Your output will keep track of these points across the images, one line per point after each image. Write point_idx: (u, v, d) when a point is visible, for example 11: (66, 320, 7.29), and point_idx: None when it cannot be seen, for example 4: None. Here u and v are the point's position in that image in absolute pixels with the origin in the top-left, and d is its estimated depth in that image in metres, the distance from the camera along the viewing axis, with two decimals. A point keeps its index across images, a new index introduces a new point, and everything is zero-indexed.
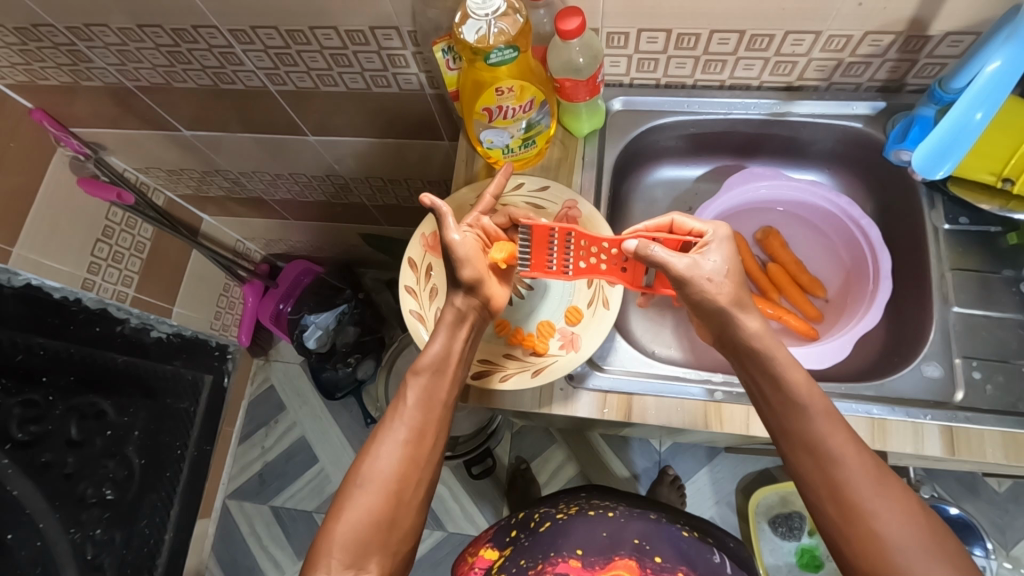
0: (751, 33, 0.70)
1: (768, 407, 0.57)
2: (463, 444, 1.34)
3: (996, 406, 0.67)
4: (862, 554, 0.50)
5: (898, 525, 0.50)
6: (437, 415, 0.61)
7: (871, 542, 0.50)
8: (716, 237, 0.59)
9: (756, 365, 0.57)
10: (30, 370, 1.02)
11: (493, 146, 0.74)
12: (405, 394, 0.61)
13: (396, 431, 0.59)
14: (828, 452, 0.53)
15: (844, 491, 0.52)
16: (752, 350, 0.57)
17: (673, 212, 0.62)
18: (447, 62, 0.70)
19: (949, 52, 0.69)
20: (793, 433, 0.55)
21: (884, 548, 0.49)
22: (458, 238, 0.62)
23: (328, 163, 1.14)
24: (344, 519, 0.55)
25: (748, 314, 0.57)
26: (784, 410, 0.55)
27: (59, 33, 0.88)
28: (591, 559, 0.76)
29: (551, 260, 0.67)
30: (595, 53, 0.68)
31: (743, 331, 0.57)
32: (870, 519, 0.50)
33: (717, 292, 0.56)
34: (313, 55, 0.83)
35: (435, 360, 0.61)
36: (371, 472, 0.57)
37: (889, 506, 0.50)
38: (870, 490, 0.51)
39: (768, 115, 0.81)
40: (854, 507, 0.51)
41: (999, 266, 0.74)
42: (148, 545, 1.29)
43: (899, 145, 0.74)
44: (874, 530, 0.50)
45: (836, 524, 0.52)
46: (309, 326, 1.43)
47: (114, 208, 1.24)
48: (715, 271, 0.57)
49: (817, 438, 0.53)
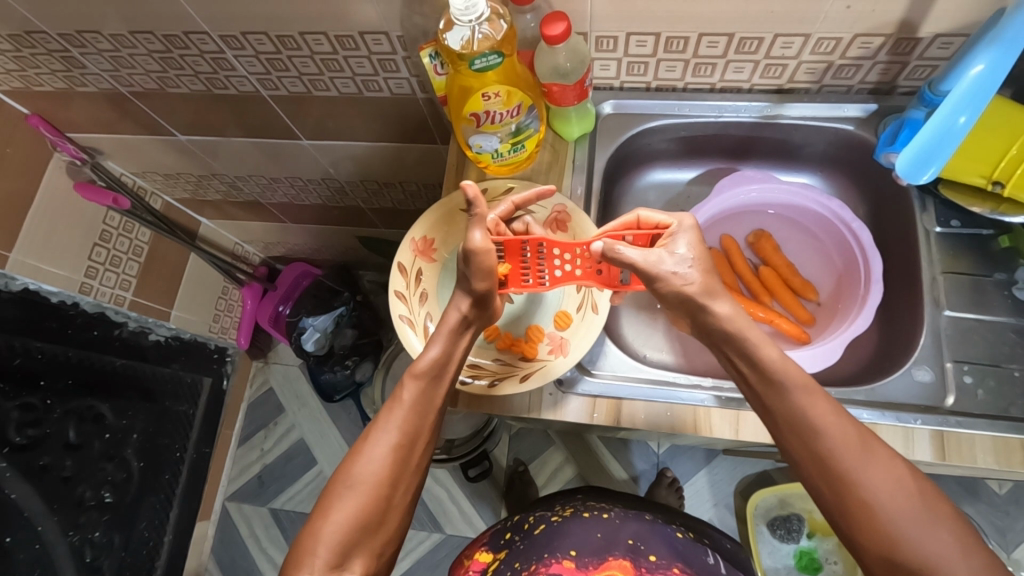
0: (740, 36, 0.69)
1: (749, 384, 0.57)
2: (459, 446, 1.34)
3: (988, 410, 0.67)
4: (859, 526, 0.50)
5: (888, 490, 0.49)
6: (431, 419, 0.61)
7: (862, 511, 0.50)
8: (679, 229, 0.59)
9: (733, 347, 0.57)
10: (28, 374, 1.03)
11: (482, 151, 0.74)
12: (401, 393, 0.60)
13: (390, 432, 0.58)
14: (808, 427, 0.52)
15: (830, 463, 0.51)
16: (728, 334, 0.56)
17: (637, 209, 0.62)
18: (434, 67, 0.69)
19: (939, 54, 0.69)
20: (775, 410, 0.55)
21: (875, 514, 0.49)
22: (479, 239, 0.61)
23: (323, 167, 1.14)
24: (332, 519, 0.55)
25: (717, 300, 0.56)
26: (766, 386, 0.55)
27: (53, 40, 0.89)
28: (585, 560, 0.75)
29: (526, 273, 0.68)
30: (581, 58, 0.69)
31: (714, 318, 0.56)
32: (858, 489, 0.50)
33: (683, 283, 0.56)
34: (304, 61, 0.84)
35: (434, 366, 0.61)
36: (362, 473, 0.57)
37: (877, 472, 0.50)
38: (856, 461, 0.50)
39: (759, 118, 0.80)
40: (842, 478, 0.51)
41: (990, 269, 0.74)
42: (147, 548, 1.29)
43: (888, 148, 0.74)
44: (864, 501, 0.50)
45: (831, 499, 0.52)
46: (307, 328, 1.44)
47: (111, 212, 1.24)
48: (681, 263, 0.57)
49: (797, 413, 0.53)
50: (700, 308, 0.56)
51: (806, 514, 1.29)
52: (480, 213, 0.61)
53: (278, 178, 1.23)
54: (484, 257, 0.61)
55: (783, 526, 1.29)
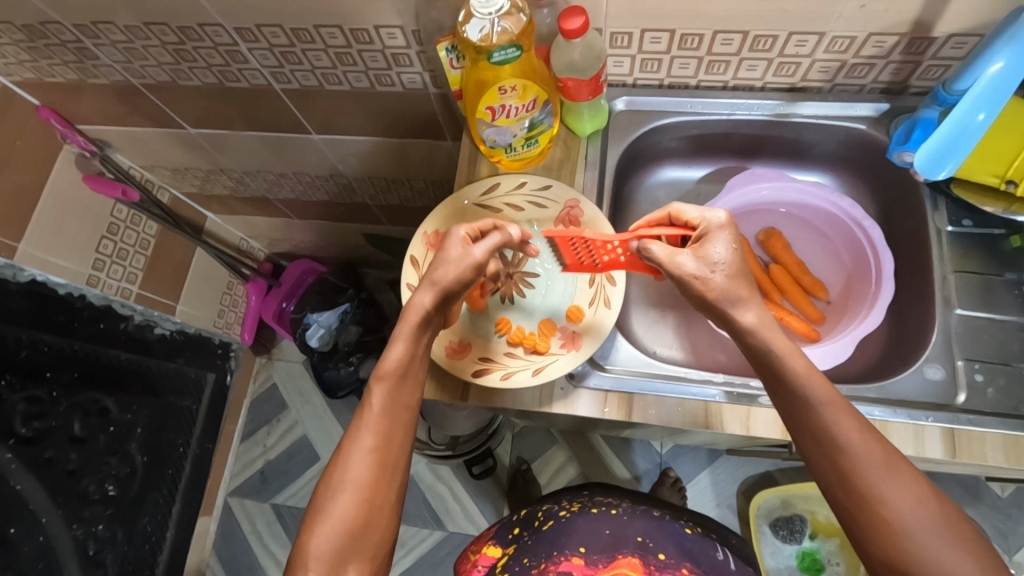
0: (755, 34, 0.70)
1: (773, 392, 0.56)
2: (463, 444, 1.37)
3: (997, 409, 0.67)
4: (875, 539, 0.51)
5: (909, 508, 0.50)
6: (402, 417, 0.60)
7: (883, 525, 0.50)
8: (711, 227, 0.58)
9: (759, 355, 0.56)
10: (34, 366, 1.03)
11: (496, 146, 0.74)
12: (370, 399, 0.60)
13: (363, 438, 0.58)
14: (834, 441, 0.52)
15: (852, 478, 0.51)
16: (751, 342, 0.56)
17: (667, 207, 0.61)
18: (450, 61, 0.69)
19: (952, 54, 0.69)
20: (801, 422, 0.54)
21: (892, 529, 0.50)
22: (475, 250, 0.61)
23: (331, 162, 1.14)
24: (317, 531, 0.55)
25: (742, 307, 0.56)
26: (790, 397, 0.55)
27: (66, 31, 0.89)
28: (594, 557, 0.77)
29: (581, 258, 0.72)
30: (597, 53, 0.69)
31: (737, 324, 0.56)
32: (878, 504, 0.50)
33: (708, 282, 0.56)
34: (318, 54, 0.84)
35: (399, 366, 0.60)
36: (341, 481, 0.57)
37: (899, 491, 0.50)
38: (880, 477, 0.51)
39: (771, 116, 0.80)
40: (862, 492, 0.51)
41: (1001, 269, 0.74)
42: (149, 542, 1.29)
43: (902, 147, 0.73)
44: (883, 516, 0.50)
45: (848, 510, 0.52)
46: (312, 324, 1.44)
47: (119, 205, 1.24)
48: (710, 267, 0.56)
49: (824, 427, 0.53)
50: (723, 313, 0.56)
51: (809, 515, 1.30)
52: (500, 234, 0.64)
53: (285, 173, 1.23)
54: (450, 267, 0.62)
55: (785, 527, 1.30)
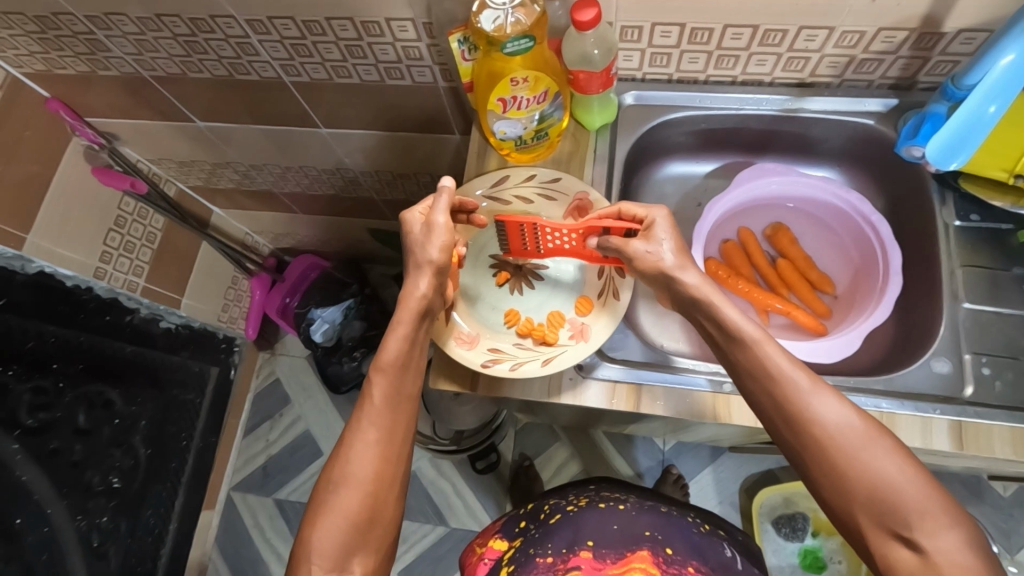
0: (765, 28, 0.70)
1: (717, 338, 0.57)
2: (467, 438, 1.39)
3: (1005, 402, 0.67)
4: (818, 467, 0.49)
5: (843, 429, 0.49)
6: (405, 409, 0.61)
7: (820, 449, 0.49)
8: (657, 216, 0.62)
9: (701, 309, 0.59)
10: (40, 357, 1.03)
11: (506, 138, 0.74)
12: (371, 392, 0.61)
13: (365, 431, 0.59)
14: (765, 371, 0.53)
15: (786, 405, 0.51)
16: (695, 300, 0.59)
17: (616, 203, 0.64)
18: (462, 52, 0.70)
19: (961, 50, 0.70)
20: (738, 362, 0.55)
21: (826, 448, 0.49)
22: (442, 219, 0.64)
23: (338, 156, 1.15)
24: (321, 526, 0.55)
25: (686, 272, 0.60)
26: (728, 340, 0.56)
27: (78, 22, 0.89)
28: (602, 551, 0.77)
29: (525, 244, 0.74)
30: (608, 45, 0.69)
31: (684, 287, 0.59)
32: (811, 426, 0.50)
33: (659, 258, 0.61)
34: (328, 47, 0.84)
35: (399, 358, 0.62)
36: (345, 474, 0.57)
37: (831, 413, 0.49)
38: (807, 397, 0.50)
39: (780, 111, 0.81)
40: (795, 415, 0.51)
41: (1008, 264, 0.74)
42: (152, 535, 1.30)
43: (910, 141, 0.74)
44: (818, 439, 0.49)
45: (791, 442, 0.52)
46: (315, 320, 1.44)
47: (126, 198, 1.24)
48: (660, 246, 0.61)
49: (755, 359, 0.54)
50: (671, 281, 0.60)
51: (811, 513, 1.30)
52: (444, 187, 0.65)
53: (292, 168, 1.24)
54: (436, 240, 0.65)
55: (788, 525, 1.30)
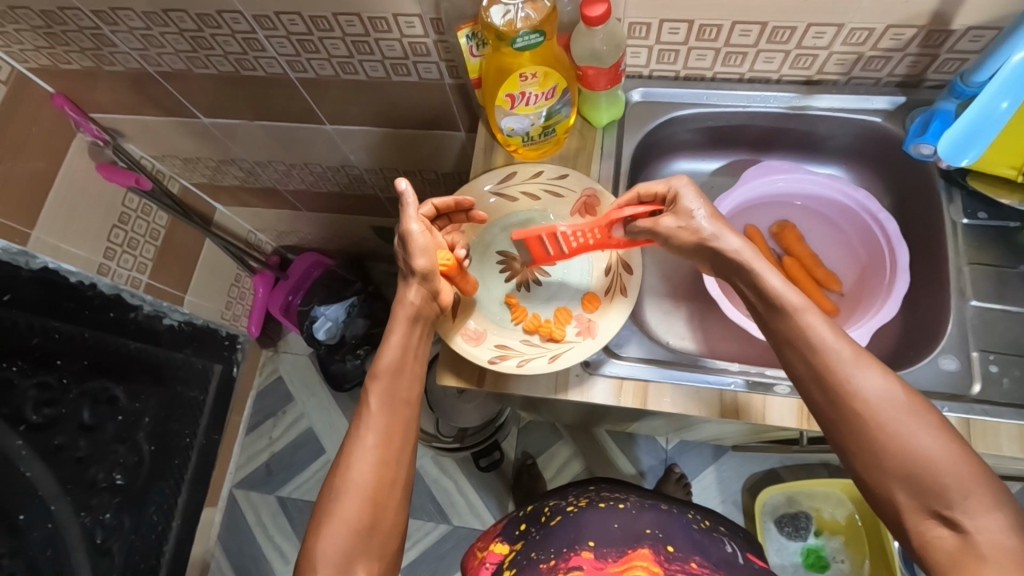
0: (773, 25, 0.70)
1: (760, 307, 0.58)
2: (471, 436, 1.39)
3: (1012, 400, 0.67)
4: (855, 437, 0.51)
5: (884, 402, 0.50)
6: (403, 413, 0.61)
7: (859, 421, 0.50)
8: (681, 186, 0.63)
9: (743, 277, 0.60)
10: (45, 353, 1.03)
11: (513, 134, 0.74)
12: (367, 399, 0.61)
13: (364, 437, 0.59)
14: (808, 344, 0.54)
15: (827, 376, 0.52)
16: (738, 266, 0.60)
17: (636, 185, 0.65)
18: (470, 48, 0.70)
19: (970, 47, 0.70)
20: (780, 331, 0.56)
21: (868, 423, 0.50)
22: (417, 228, 0.63)
23: (343, 153, 1.15)
24: (323, 534, 0.56)
25: (727, 238, 0.60)
26: (770, 312, 0.57)
27: (85, 17, 0.89)
28: (604, 551, 0.76)
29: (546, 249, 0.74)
30: (618, 41, 0.69)
31: (727, 253, 0.60)
32: (854, 401, 0.51)
33: (696, 229, 0.62)
34: (335, 42, 0.84)
35: (394, 363, 0.63)
36: (344, 481, 0.57)
37: (874, 386, 0.50)
38: (850, 370, 0.52)
39: (787, 109, 0.81)
40: (838, 389, 0.52)
41: (1015, 262, 0.74)
42: (155, 532, 1.30)
43: (919, 138, 0.73)
44: (856, 411, 0.51)
45: (826, 412, 0.53)
46: (320, 317, 1.44)
47: (130, 195, 1.24)
48: (694, 218, 0.62)
49: (798, 332, 0.55)
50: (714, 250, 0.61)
51: (814, 512, 1.30)
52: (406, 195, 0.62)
53: (296, 165, 1.23)
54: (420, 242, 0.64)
55: (790, 524, 1.30)
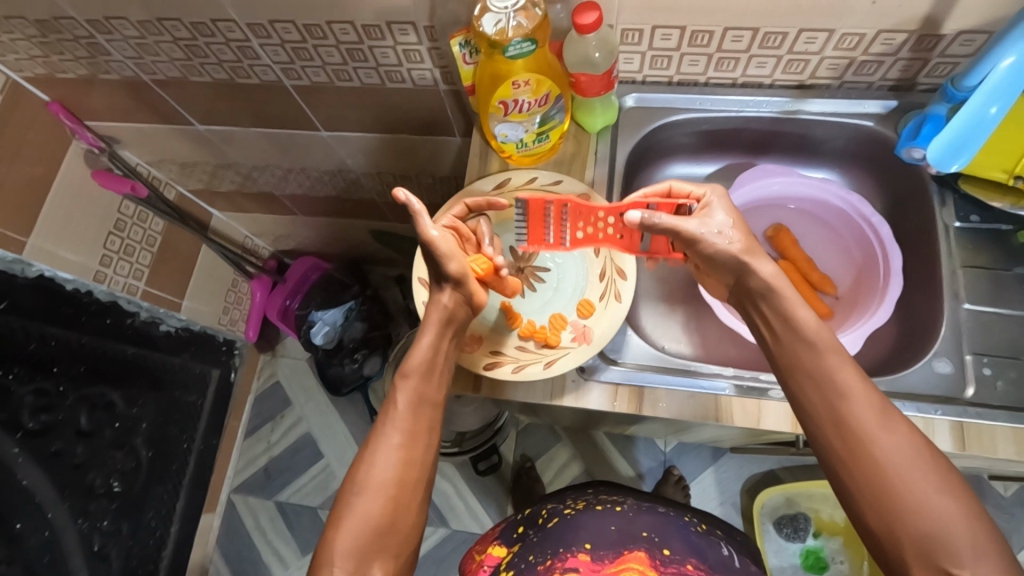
0: (765, 31, 0.70)
1: (778, 345, 0.58)
2: (470, 439, 1.38)
3: (1007, 402, 0.68)
4: (869, 486, 0.51)
5: (903, 455, 0.51)
6: (426, 414, 0.62)
7: (876, 471, 0.51)
8: (713, 197, 0.61)
9: (769, 304, 0.58)
10: (43, 360, 1.03)
11: (507, 141, 0.75)
12: (394, 397, 0.61)
13: (389, 434, 0.60)
14: (833, 383, 0.54)
15: (849, 423, 0.53)
16: (767, 291, 0.58)
17: (670, 179, 0.62)
18: (463, 56, 0.70)
19: (961, 51, 0.70)
20: (799, 369, 0.56)
21: (882, 471, 0.51)
22: (436, 234, 0.59)
23: (340, 159, 1.15)
24: (342, 528, 0.56)
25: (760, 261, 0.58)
26: (790, 354, 0.57)
27: (79, 26, 0.90)
28: (600, 553, 0.77)
29: (548, 234, 0.70)
30: (611, 48, 0.69)
31: (758, 276, 0.58)
32: (873, 448, 0.51)
33: (727, 243, 0.59)
34: (329, 50, 0.84)
35: (424, 363, 0.62)
36: (367, 479, 0.58)
37: (894, 439, 0.51)
38: (873, 420, 0.52)
39: (780, 113, 0.81)
40: (857, 437, 0.52)
41: (1009, 264, 0.74)
42: (154, 537, 1.30)
43: (910, 143, 0.74)
44: (877, 460, 0.51)
45: (840, 458, 0.53)
46: (317, 322, 1.44)
47: (126, 201, 1.24)
48: (726, 229, 0.59)
49: (823, 370, 0.55)
50: (745, 267, 0.58)
51: (813, 513, 1.30)
52: (417, 207, 0.59)
53: (293, 170, 1.24)
54: (445, 247, 0.61)
55: (789, 525, 1.31)
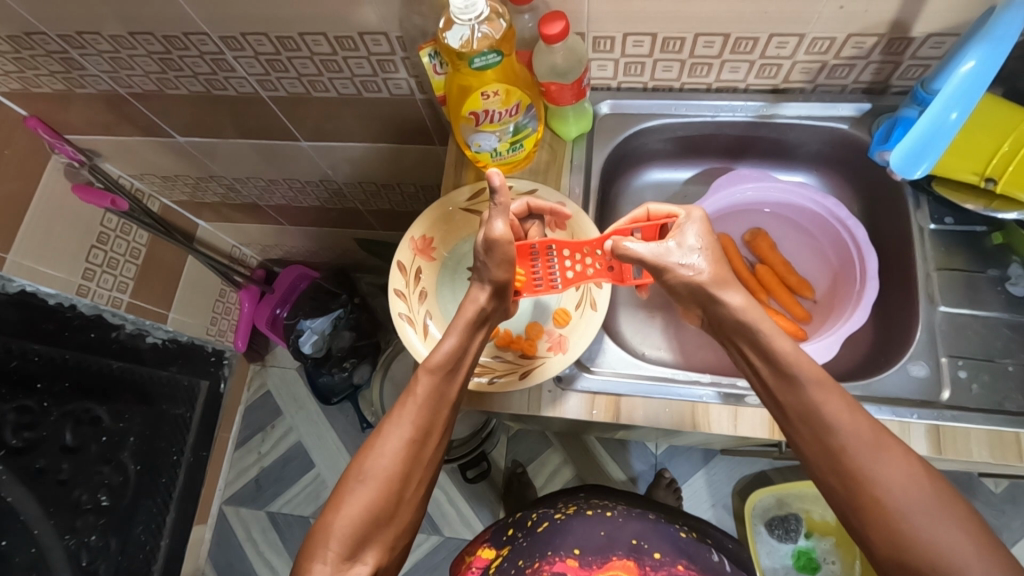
0: (736, 36, 0.70)
1: (764, 379, 0.58)
2: (458, 448, 1.36)
3: (983, 405, 0.68)
4: (869, 523, 0.51)
5: (900, 489, 0.50)
6: (444, 414, 0.61)
7: (874, 507, 0.51)
8: (687, 220, 0.61)
9: (747, 338, 0.57)
10: (25, 376, 1.02)
11: (481, 150, 0.74)
12: (414, 387, 0.60)
13: (402, 427, 0.59)
14: (822, 421, 0.53)
15: (842, 460, 0.52)
16: (740, 325, 0.58)
17: (646, 203, 0.64)
18: (433, 66, 0.70)
19: (931, 54, 0.70)
20: (788, 403, 0.56)
21: (882, 508, 0.50)
22: (501, 227, 0.60)
23: (321, 169, 1.14)
24: (344, 512, 0.56)
25: (729, 292, 0.58)
26: (781, 381, 0.56)
27: (52, 41, 0.89)
28: (589, 558, 0.76)
29: (537, 277, 0.69)
30: (579, 57, 0.70)
31: (727, 308, 0.58)
32: (870, 485, 0.51)
33: (694, 272, 0.58)
34: (304, 62, 0.84)
35: (449, 359, 0.61)
36: (374, 467, 0.57)
37: (889, 470, 0.51)
38: (867, 456, 0.51)
39: (755, 117, 0.81)
40: (854, 474, 0.52)
41: (984, 266, 0.75)
42: (144, 552, 1.28)
43: (882, 146, 0.74)
44: (875, 496, 0.51)
45: (842, 495, 0.53)
46: (305, 331, 1.43)
47: (109, 215, 1.25)
48: (693, 257, 0.59)
49: (812, 407, 0.54)
50: (711, 299, 0.58)
51: (804, 513, 1.30)
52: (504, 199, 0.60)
53: (276, 180, 1.23)
54: (508, 246, 0.61)
55: (781, 526, 1.30)
